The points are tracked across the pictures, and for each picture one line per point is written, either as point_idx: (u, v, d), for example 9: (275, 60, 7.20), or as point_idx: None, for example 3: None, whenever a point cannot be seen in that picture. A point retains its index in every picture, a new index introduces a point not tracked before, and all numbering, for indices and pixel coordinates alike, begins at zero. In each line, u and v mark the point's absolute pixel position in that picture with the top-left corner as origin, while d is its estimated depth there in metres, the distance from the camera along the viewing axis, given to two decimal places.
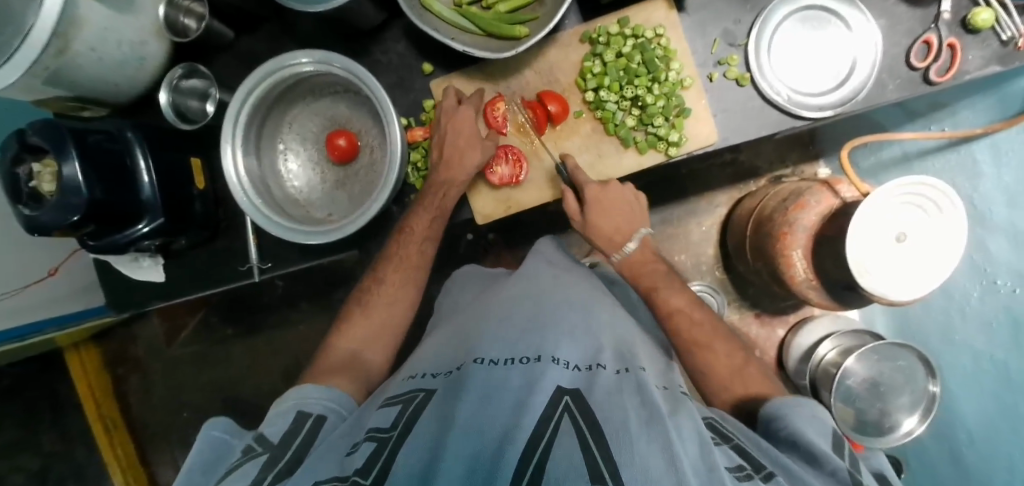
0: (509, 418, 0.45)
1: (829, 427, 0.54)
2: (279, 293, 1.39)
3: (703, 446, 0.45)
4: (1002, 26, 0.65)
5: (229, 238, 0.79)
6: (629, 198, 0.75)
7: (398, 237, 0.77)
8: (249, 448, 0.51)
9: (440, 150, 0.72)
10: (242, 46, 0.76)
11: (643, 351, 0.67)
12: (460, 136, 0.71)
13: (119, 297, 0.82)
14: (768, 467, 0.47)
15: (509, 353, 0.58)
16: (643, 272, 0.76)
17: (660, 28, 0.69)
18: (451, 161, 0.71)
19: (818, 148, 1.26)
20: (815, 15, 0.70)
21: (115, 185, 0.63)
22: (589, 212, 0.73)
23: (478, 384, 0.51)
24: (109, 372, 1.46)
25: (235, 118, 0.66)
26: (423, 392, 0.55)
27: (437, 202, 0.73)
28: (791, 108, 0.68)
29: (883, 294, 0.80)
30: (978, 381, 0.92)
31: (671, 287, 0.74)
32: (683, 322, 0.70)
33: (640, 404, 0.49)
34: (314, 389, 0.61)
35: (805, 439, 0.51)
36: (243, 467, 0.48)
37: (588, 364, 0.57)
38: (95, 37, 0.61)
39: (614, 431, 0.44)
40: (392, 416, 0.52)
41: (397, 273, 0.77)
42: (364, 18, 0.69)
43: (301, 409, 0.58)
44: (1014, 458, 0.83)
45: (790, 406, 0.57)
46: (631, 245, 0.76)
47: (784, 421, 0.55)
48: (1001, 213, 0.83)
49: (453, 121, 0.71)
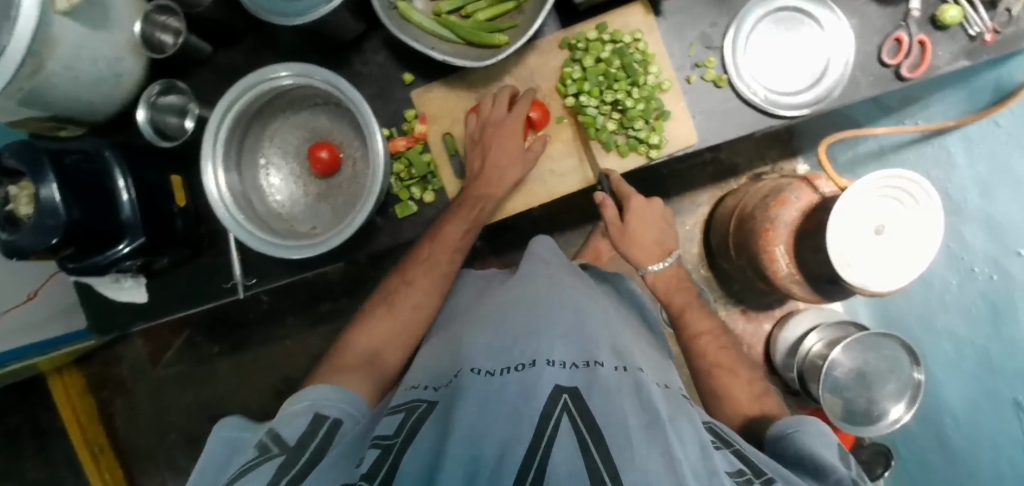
0: (509, 425, 0.46)
1: (834, 447, 0.56)
2: (265, 308, 1.38)
3: (703, 450, 0.47)
4: (970, 22, 0.67)
5: (212, 255, 0.78)
6: (663, 217, 0.80)
7: (404, 248, 0.78)
8: (266, 448, 0.51)
9: (483, 161, 0.71)
10: (221, 60, 0.75)
11: (634, 344, 0.69)
12: (506, 149, 0.71)
13: (101, 321, 0.81)
14: (768, 473, 0.49)
15: (504, 363, 0.56)
16: (675, 291, 0.80)
17: (638, 33, 0.70)
18: (496, 176, 0.71)
19: (796, 145, 1.29)
20: (789, 17, 0.72)
21: (95, 205, 0.61)
22: (631, 222, 0.77)
23: (477, 391, 0.51)
24: (93, 396, 1.43)
25: (214, 134, 0.65)
26: (425, 402, 0.55)
27: (472, 214, 0.73)
28: (768, 108, 0.70)
29: (863, 286, 0.81)
30: (959, 364, 0.94)
31: (697, 310, 0.80)
32: (709, 343, 0.76)
33: (640, 407, 0.50)
34: (330, 390, 0.60)
35: (813, 456, 0.53)
36: (255, 469, 0.47)
37: (585, 361, 0.56)
38: (70, 55, 0.60)
39: (614, 433, 0.44)
40: (396, 423, 0.51)
41: (426, 278, 0.76)
42: (344, 29, 0.69)
43: (318, 412, 0.57)
44: (998, 442, 0.84)
45: (795, 424, 0.59)
46: (668, 261, 0.80)
47: (790, 440, 0.57)
48: (975, 202, 0.83)
49: (501, 131, 0.70)
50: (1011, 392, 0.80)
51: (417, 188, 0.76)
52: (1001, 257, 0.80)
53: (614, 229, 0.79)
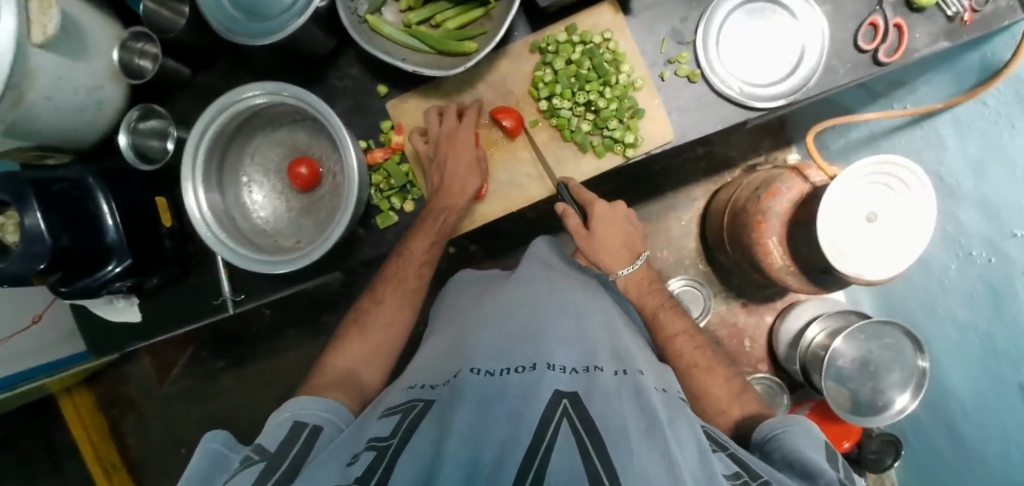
0: (506, 429, 0.45)
1: (821, 445, 0.56)
2: (268, 321, 1.40)
3: (703, 454, 0.46)
4: (946, 1, 0.66)
5: (201, 273, 0.80)
6: (628, 220, 0.80)
7: (394, 256, 0.77)
8: (246, 458, 0.50)
9: (440, 175, 0.72)
10: (199, 82, 0.77)
11: (630, 340, 0.70)
12: (461, 162, 0.72)
13: (98, 342, 0.83)
14: (762, 475, 0.48)
15: (504, 363, 0.57)
16: (646, 293, 0.80)
17: (608, 33, 0.71)
18: (457, 186, 0.72)
19: (789, 135, 1.28)
20: (760, 7, 0.71)
21: (81, 231, 0.63)
22: (596, 228, 0.76)
23: (477, 392, 0.51)
24: (104, 414, 1.46)
25: (193, 155, 0.67)
26: (422, 402, 0.56)
27: (438, 225, 0.74)
28: (744, 101, 0.69)
29: (858, 275, 0.79)
30: (964, 350, 0.90)
31: (671, 311, 0.79)
32: (686, 343, 0.75)
33: (639, 411, 0.49)
34: (309, 400, 0.61)
35: (801, 457, 0.52)
36: (241, 472, 0.48)
37: (585, 366, 0.57)
38: (49, 86, 0.62)
39: (613, 437, 0.44)
40: (392, 424, 0.52)
41: (396, 294, 0.78)
42: (316, 45, 0.70)
43: (297, 420, 0.57)
44: (1007, 428, 0.81)
45: (783, 426, 0.58)
46: (637, 263, 0.80)
47: (778, 441, 0.56)
48: (968, 184, 0.80)
49: (453, 146, 0.72)
50: (1016, 376, 0.77)
51: (397, 198, 0.78)
52: (997, 239, 0.76)
53: (581, 236, 0.77)
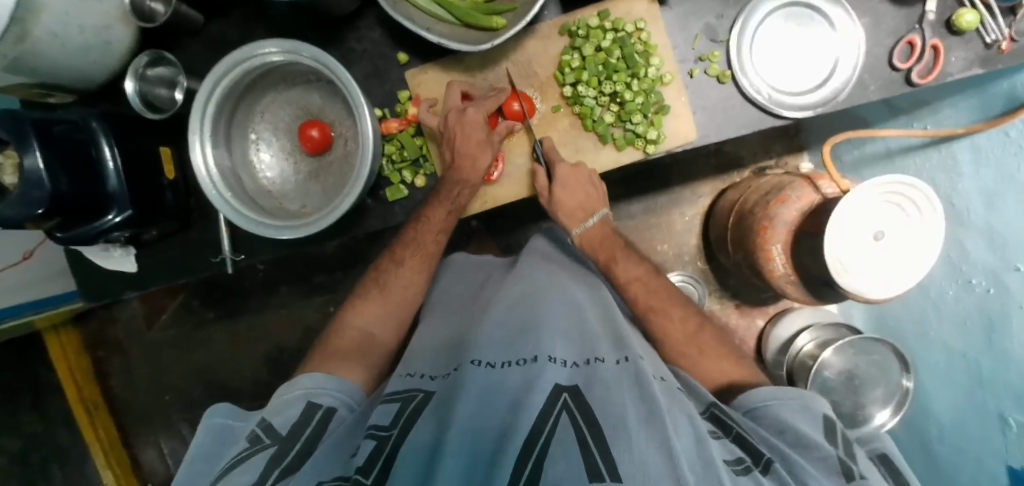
0: (507, 417, 0.47)
1: (820, 419, 0.55)
2: (260, 277, 1.38)
3: (699, 442, 0.46)
4: (986, 28, 0.63)
5: (202, 227, 0.78)
6: (593, 184, 0.75)
7: (417, 220, 0.75)
8: (257, 440, 0.54)
9: (451, 152, 0.71)
10: (213, 31, 0.75)
11: (625, 320, 0.72)
12: (469, 142, 0.70)
13: (91, 286, 0.82)
14: (766, 455, 0.48)
15: (506, 356, 0.58)
16: (602, 246, 0.79)
17: (641, 23, 0.69)
18: (468, 163, 0.71)
19: (802, 141, 1.26)
20: (799, 13, 0.69)
21: (82, 177, 0.61)
22: (557, 192, 0.73)
23: (479, 384, 0.52)
24: (90, 355, 1.46)
25: (201, 111, 0.65)
26: (421, 392, 0.56)
27: (451, 197, 0.73)
28: (771, 107, 0.67)
29: (859, 292, 0.77)
30: (950, 376, 0.91)
31: (628, 258, 0.78)
32: (640, 290, 0.75)
33: (639, 397, 0.49)
34: (325, 379, 0.62)
35: (795, 428, 0.52)
36: (250, 459, 0.51)
37: (586, 360, 0.58)
38: (57, 23, 0.59)
39: (613, 427, 0.44)
40: (391, 413, 0.53)
41: (415, 258, 0.79)
42: (338, 5, 0.67)
43: (312, 401, 0.59)
44: (982, 454, 0.82)
45: (778, 396, 0.57)
46: (592, 220, 0.79)
47: (772, 411, 0.55)
48: (978, 213, 0.79)
49: (460, 125, 0.70)
50: (998, 406, 0.78)
51: (408, 172, 0.77)
52: (999, 270, 0.76)
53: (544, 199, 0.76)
